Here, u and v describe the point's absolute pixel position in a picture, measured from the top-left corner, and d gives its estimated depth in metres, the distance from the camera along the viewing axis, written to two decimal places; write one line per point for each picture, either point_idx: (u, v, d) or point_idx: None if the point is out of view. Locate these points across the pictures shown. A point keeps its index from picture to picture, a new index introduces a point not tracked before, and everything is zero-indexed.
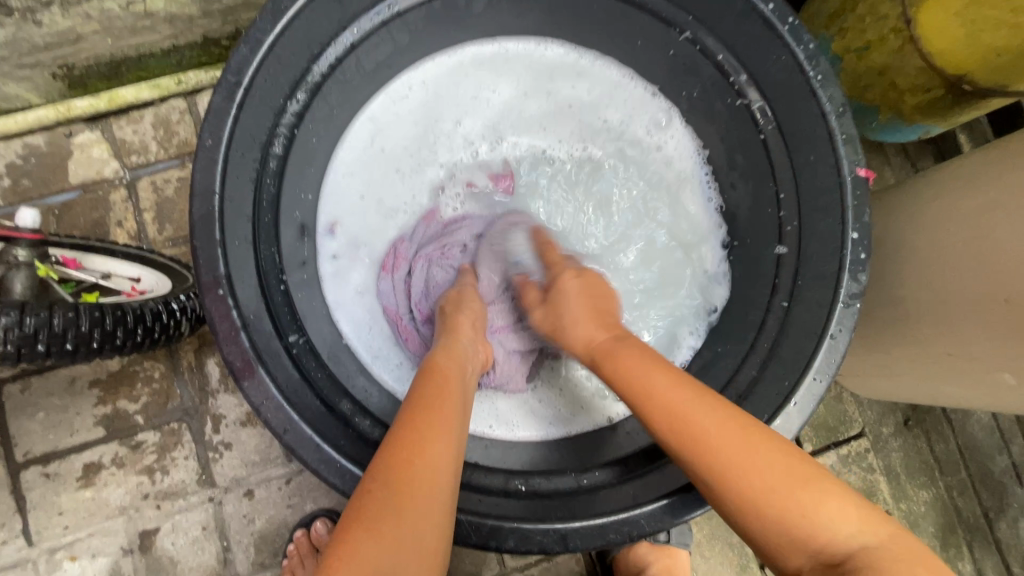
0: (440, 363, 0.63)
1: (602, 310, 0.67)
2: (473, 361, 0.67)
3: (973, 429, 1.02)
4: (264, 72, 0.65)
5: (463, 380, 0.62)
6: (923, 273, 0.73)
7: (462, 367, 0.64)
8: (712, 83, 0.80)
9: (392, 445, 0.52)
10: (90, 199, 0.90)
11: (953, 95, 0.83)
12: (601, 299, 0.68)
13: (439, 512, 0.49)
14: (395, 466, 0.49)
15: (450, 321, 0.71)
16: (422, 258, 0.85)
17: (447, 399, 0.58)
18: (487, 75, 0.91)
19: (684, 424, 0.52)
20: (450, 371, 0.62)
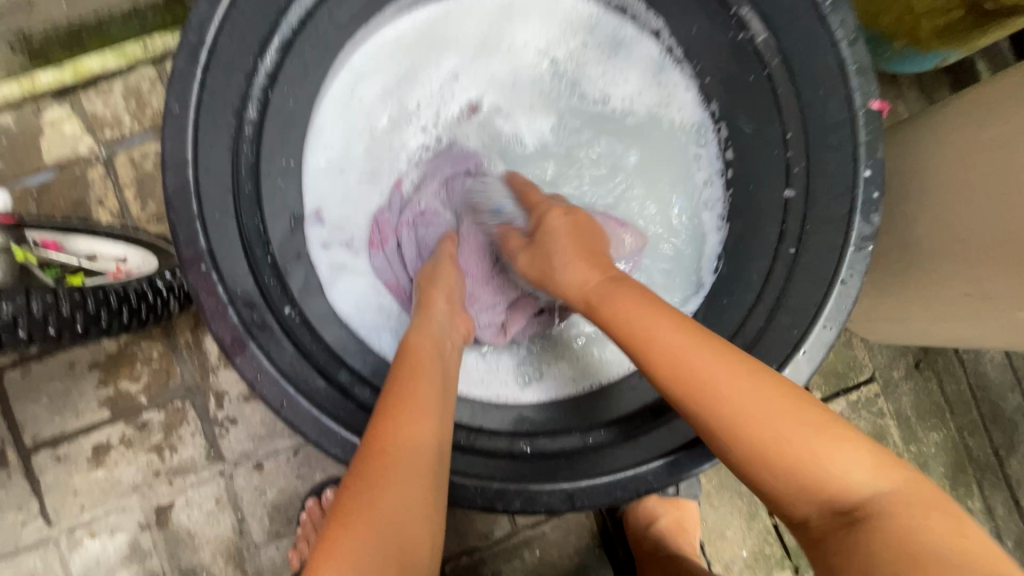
0: (416, 346, 0.60)
1: (592, 249, 0.62)
2: (449, 341, 0.64)
3: (985, 367, 1.01)
4: (227, 30, 0.61)
5: (441, 361, 0.60)
6: (938, 211, 0.69)
7: (438, 346, 0.62)
8: (712, 16, 0.74)
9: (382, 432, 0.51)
10: (68, 178, 0.86)
11: (975, 16, 0.77)
12: (590, 238, 0.65)
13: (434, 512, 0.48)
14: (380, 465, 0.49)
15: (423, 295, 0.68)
16: (407, 225, 0.82)
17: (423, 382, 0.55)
18: (467, 24, 0.85)
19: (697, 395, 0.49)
20: (427, 356, 0.59)
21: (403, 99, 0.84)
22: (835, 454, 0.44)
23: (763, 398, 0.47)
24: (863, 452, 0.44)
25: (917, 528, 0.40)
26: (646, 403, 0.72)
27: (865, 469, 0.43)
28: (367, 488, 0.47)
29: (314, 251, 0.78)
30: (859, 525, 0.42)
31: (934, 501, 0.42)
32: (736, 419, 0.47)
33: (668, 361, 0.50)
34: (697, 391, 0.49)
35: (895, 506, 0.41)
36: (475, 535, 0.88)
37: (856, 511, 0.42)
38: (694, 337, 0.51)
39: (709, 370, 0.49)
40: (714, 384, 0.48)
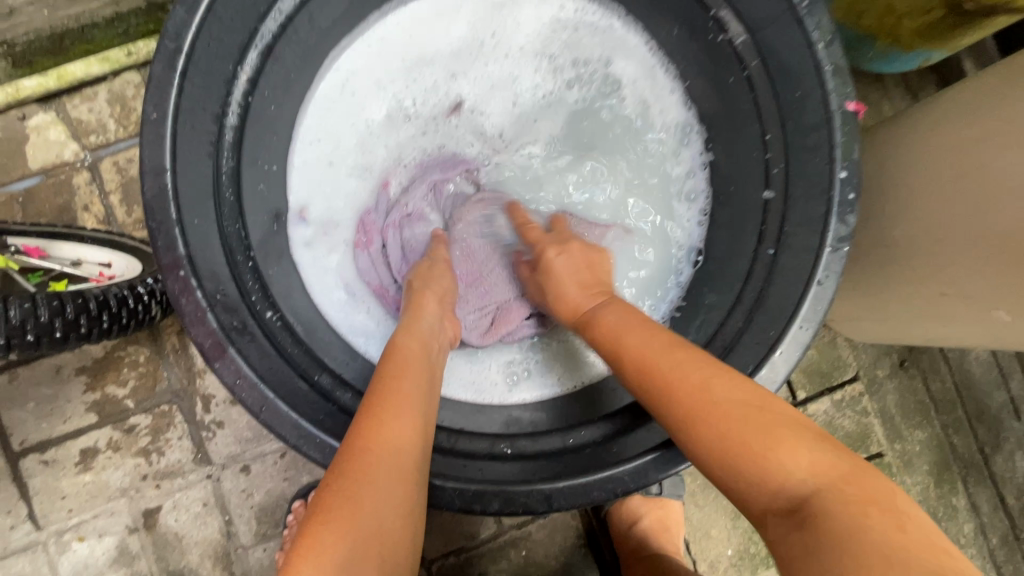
0: (402, 344, 0.61)
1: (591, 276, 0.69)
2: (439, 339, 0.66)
3: (970, 366, 1.01)
4: (204, 36, 0.61)
5: (428, 360, 0.61)
6: (916, 210, 0.69)
7: (425, 344, 0.62)
8: (692, 18, 0.75)
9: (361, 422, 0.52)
10: (53, 183, 0.87)
11: (955, 16, 0.76)
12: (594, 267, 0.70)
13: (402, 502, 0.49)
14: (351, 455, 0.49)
15: (414, 298, 0.69)
16: (392, 226, 0.83)
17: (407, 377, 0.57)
18: (451, 24, 0.85)
19: (666, 394, 0.52)
20: (411, 350, 0.61)
21: (386, 98, 0.85)
22: (788, 449, 0.45)
23: (723, 397, 0.49)
24: (821, 448, 0.45)
25: (860, 527, 0.39)
26: (628, 404, 0.72)
27: (805, 463, 0.44)
28: (338, 476, 0.48)
29: (299, 252, 0.79)
30: (806, 522, 0.41)
31: (874, 497, 0.41)
32: (694, 412, 0.50)
33: (640, 362, 0.55)
34: (667, 400, 0.52)
35: (836, 500, 0.41)
36: (461, 535, 0.89)
37: (810, 507, 0.42)
38: (665, 343, 0.56)
39: (670, 368, 0.53)
40: (686, 381, 0.52)
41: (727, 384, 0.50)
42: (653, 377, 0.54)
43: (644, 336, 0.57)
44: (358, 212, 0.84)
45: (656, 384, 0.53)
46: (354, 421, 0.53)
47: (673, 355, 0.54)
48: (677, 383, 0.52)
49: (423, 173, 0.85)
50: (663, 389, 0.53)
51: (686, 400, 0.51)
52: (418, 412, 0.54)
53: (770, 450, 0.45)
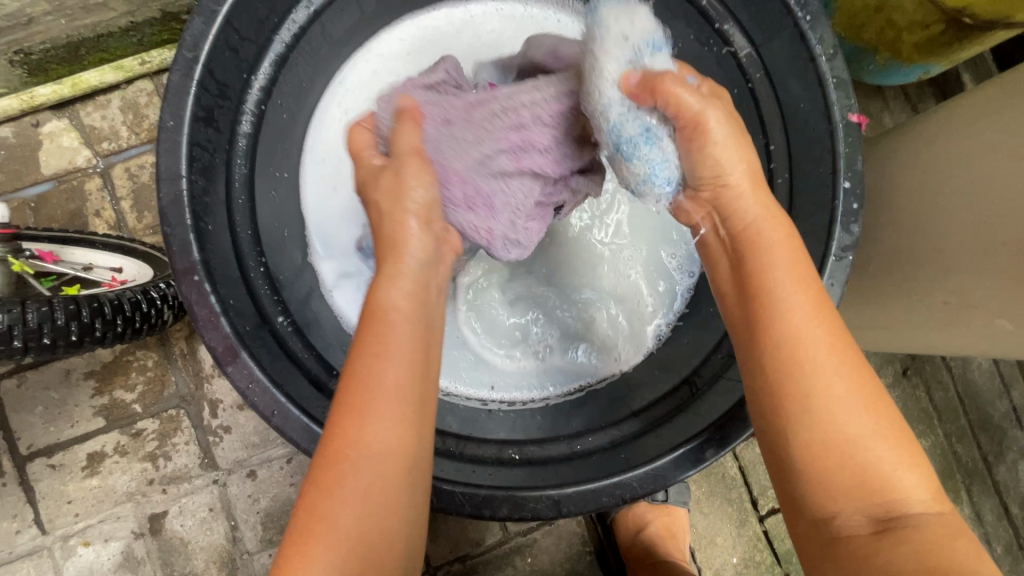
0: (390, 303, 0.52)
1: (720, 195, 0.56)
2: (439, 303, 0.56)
3: (972, 375, 1.02)
4: (221, 46, 0.62)
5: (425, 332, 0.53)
6: (916, 221, 0.71)
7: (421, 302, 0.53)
8: (698, 31, 0.76)
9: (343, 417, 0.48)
10: (66, 189, 0.88)
11: (954, 30, 0.78)
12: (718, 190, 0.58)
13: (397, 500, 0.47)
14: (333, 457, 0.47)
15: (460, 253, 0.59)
16: None
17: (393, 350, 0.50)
18: (459, 35, 0.86)
19: (797, 374, 0.46)
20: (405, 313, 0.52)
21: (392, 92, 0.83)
22: (896, 472, 0.44)
23: (847, 400, 0.45)
24: (923, 478, 0.44)
25: (959, 555, 0.40)
26: (634, 410, 0.73)
27: (922, 489, 0.43)
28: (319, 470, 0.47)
29: (318, 263, 0.81)
30: (892, 535, 0.42)
31: (969, 534, 0.42)
32: (818, 399, 0.45)
33: (786, 336, 0.48)
34: (798, 377, 0.46)
35: (940, 530, 0.41)
36: (467, 542, 0.89)
37: (895, 519, 0.42)
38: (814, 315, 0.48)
39: (805, 346, 0.47)
40: (814, 368, 0.46)
41: (852, 371, 0.46)
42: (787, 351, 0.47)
43: (791, 287, 0.49)
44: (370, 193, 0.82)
45: (784, 355, 0.47)
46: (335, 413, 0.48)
47: (819, 336, 0.47)
48: (809, 366, 0.46)
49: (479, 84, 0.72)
50: (792, 365, 0.47)
51: (810, 381, 0.46)
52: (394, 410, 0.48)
53: (865, 454, 0.44)
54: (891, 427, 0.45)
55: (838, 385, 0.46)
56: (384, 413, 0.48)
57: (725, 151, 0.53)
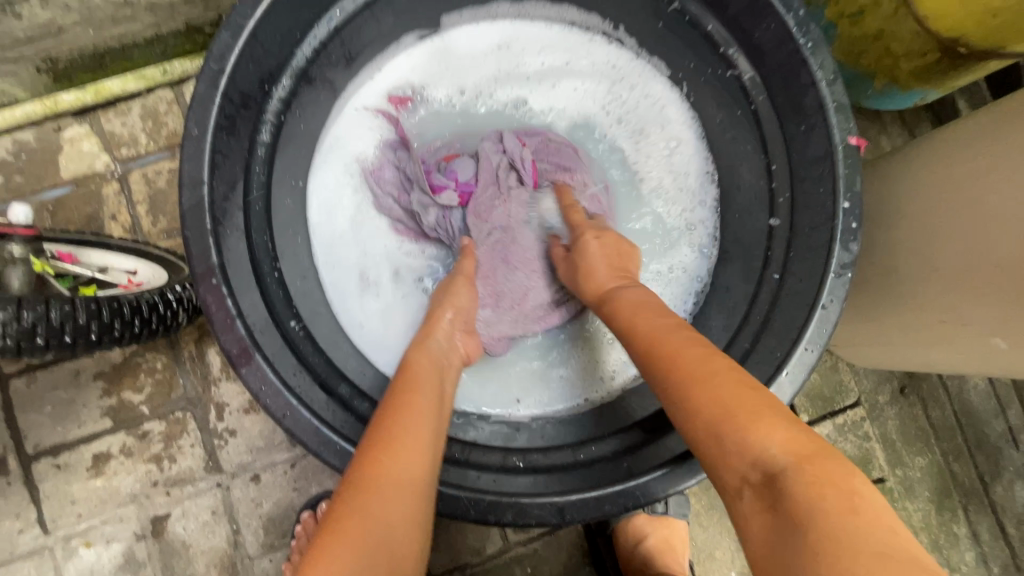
0: (414, 363, 0.64)
1: (622, 264, 0.71)
2: (448, 358, 0.68)
3: (969, 395, 1.03)
4: (245, 60, 0.64)
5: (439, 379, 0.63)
6: (914, 241, 0.73)
7: (436, 363, 0.65)
8: (703, 56, 0.79)
9: (368, 444, 0.54)
10: (84, 193, 0.90)
11: (949, 59, 0.81)
12: (622, 256, 0.72)
13: (411, 506, 0.50)
14: (363, 468, 0.51)
15: (433, 311, 0.72)
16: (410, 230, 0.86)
17: (419, 393, 0.59)
18: (473, 50, 0.88)
19: (661, 359, 0.54)
20: (422, 372, 0.63)
21: (411, 116, 0.88)
22: (758, 427, 0.46)
23: (706, 369, 0.51)
24: (790, 428, 0.45)
25: (818, 500, 0.39)
26: (638, 420, 0.74)
27: (781, 437, 0.44)
28: (351, 490, 0.50)
29: (321, 273, 0.81)
30: (773, 496, 0.42)
31: (834, 473, 0.41)
32: (671, 366, 0.53)
33: (648, 338, 0.57)
34: (654, 360, 0.55)
35: (798, 473, 0.42)
36: (467, 551, 0.89)
37: (776, 478, 0.42)
38: (670, 323, 0.58)
39: (666, 338, 0.55)
40: (668, 348, 0.55)
41: (715, 364, 0.52)
42: (657, 344, 0.56)
43: (645, 315, 0.60)
44: (377, 211, 0.85)
45: (650, 347, 0.56)
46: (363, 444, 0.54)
47: (678, 331, 0.56)
48: (666, 345, 0.55)
49: (510, 152, 0.83)
50: (653, 350, 0.55)
51: (665, 355, 0.54)
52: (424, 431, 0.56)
53: (746, 427, 0.46)
54: (774, 406, 0.47)
55: (689, 356, 0.53)
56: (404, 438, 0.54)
57: (599, 254, 0.71)
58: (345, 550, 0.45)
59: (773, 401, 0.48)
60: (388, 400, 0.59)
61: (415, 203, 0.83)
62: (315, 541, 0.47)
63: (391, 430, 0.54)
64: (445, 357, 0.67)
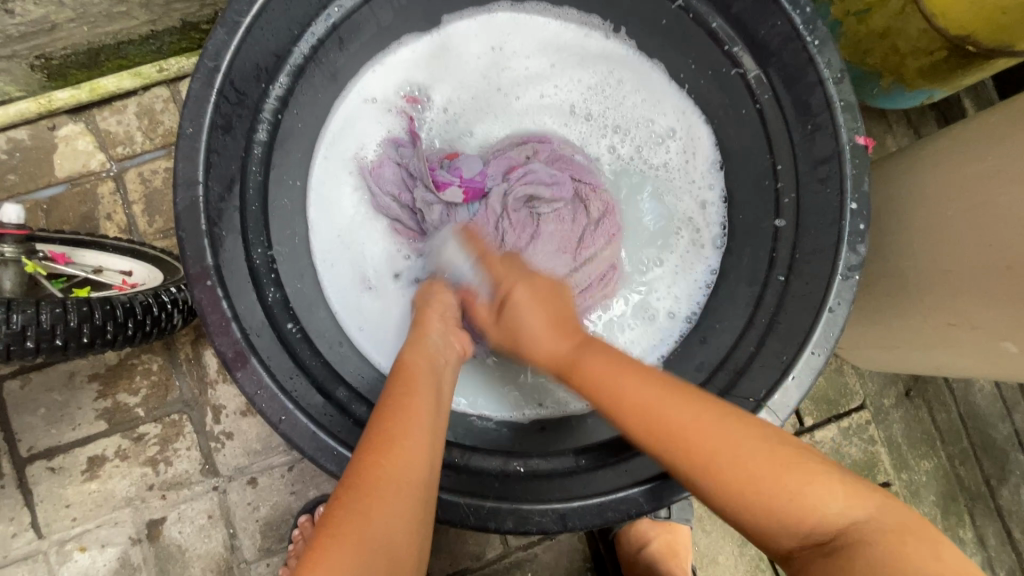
0: (411, 360, 0.61)
1: (560, 317, 0.64)
2: (446, 354, 0.65)
3: (975, 397, 1.02)
4: (241, 57, 0.63)
5: (435, 375, 0.61)
6: (922, 242, 0.72)
7: (433, 360, 0.62)
8: (706, 54, 0.78)
9: (366, 448, 0.51)
10: (78, 192, 0.88)
11: (957, 58, 0.80)
12: (555, 306, 0.65)
13: (413, 513, 0.49)
14: (362, 475, 0.49)
15: (421, 315, 0.68)
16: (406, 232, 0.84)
17: (416, 393, 0.56)
18: (475, 49, 0.88)
19: (686, 458, 0.49)
20: (420, 369, 0.60)
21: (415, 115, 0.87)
22: (804, 489, 0.46)
23: (743, 452, 0.48)
24: (838, 484, 0.47)
25: (905, 561, 0.43)
26: None
27: (838, 499, 0.46)
28: (349, 496, 0.48)
29: (319, 267, 0.81)
30: (834, 555, 0.45)
31: (908, 525, 0.45)
32: (713, 463, 0.48)
33: (648, 416, 0.52)
34: (688, 459, 0.49)
35: (870, 532, 0.45)
36: (467, 555, 0.88)
37: (839, 543, 0.45)
38: (693, 405, 0.51)
39: (682, 422, 0.50)
40: (691, 431, 0.50)
41: (723, 414, 0.51)
42: (637, 416, 0.52)
43: (642, 386, 0.53)
44: (375, 210, 0.85)
45: (652, 433, 0.51)
46: (360, 447, 0.52)
47: (681, 406, 0.51)
48: (696, 441, 0.49)
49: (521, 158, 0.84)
50: (680, 449, 0.50)
51: (713, 463, 0.49)
52: (423, 435, 0.53)
53: (795, 497, 0.46)
54: (792, 453, 0.49)
55: (689, 420, 0.50)
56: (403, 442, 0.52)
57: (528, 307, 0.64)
58: (342, 562, 0.45)
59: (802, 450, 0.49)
60: (387, 398, 0.56)
61: (418, 202, 0.81)
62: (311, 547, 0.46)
63: (390, 432, 0.52)
64: (443, 354, 0.64)
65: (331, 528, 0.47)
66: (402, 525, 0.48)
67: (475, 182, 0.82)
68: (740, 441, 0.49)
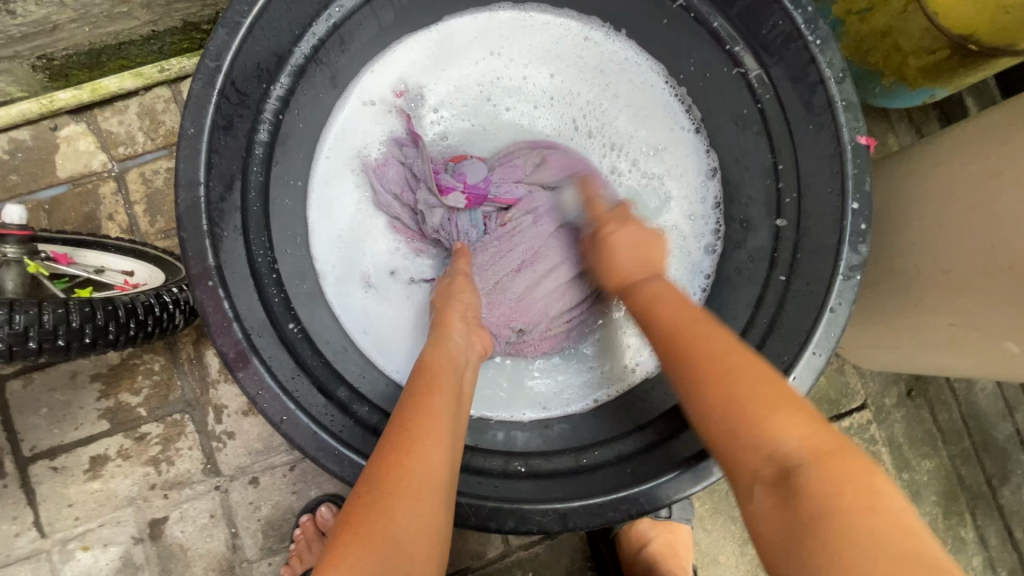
0: (430, 361, 0.62)
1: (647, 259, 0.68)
2: (465, 354, 0.66)
3: (977, 397, 1.02)
4: (242, 57, 0.63)
5: (455, 376, 0.62)
6: (924, 243, 0.71)
7: (453, 361, 0.63)
8: (707, 53, 0.77)
9: (387, 446, 0.52)
10: (80, 193, 0.89)
11: (959, 56, 0.80)
12: (647, 250, 0.68)
13: (436, 508, 0.50)
14: (383, 470, 0.50)
15: (440, 312, 0.70)
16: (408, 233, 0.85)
17: (436, 393, 0.58)
18: (478, 49, 0.88)
19: (693, 378, 0.52)
20: (439, 370, 0.61)
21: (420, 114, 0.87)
22: (769, 416, 0.47)
23: (742, 374, 0.50)
24: (803, 419, 0.46)
25: (837, 503, 0.40)
26: (641, 424, 0.73)
27: (797, 431, 0.45)
28: (371, 492, 0.49)
29: (320, 267, 0.81)
30: (788, 492, 0.43)
31: (861, 479, 0.41)
32: (714, 378, 0.51)
33: (671, 331, 0.57)
34: (689, 372, 0.53)
35: (812, 468, 0.42)
36: (468, 555, 0.88)
37: (788, 471, 0.43)
38: (719, 334, 0.55)
39: (710, 344, 0.54)
40: (718, 356, 0.52)
41: (775, 398, 0.48)
42: (682, 342, 0.55)
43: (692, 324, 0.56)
44: (377, 208, 0.85)
45: (689, 354, 0.54)
46: (381, 444, 0.53)
47: (745, 359, 0.52)
48: (714, 354, 0.53)
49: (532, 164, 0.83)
50: (689, 359, 0.53)
51: (711, 376, 0.51)
52: (444, 433, 0.54)
53: (762, 423, 0.47)
54: (780, 392, 0.48)
55: (723, 347, 0.53)
56: (423, 437, 0.53)
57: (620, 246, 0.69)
58: (365, 555, 0.45)
59: (796, 399, 0.48)
60: (408, 397, 0.57)
61: (419, 203, 0.82)
62: (334, 544, 0.46)
63: (410, 430, 0.53)
64: (461, 356, 0.65)
65: (356, 523, 0.47)
66: (421, 524, 0.48)
67: (478, 188, 0.81)
68: (738, 372, 0.50)
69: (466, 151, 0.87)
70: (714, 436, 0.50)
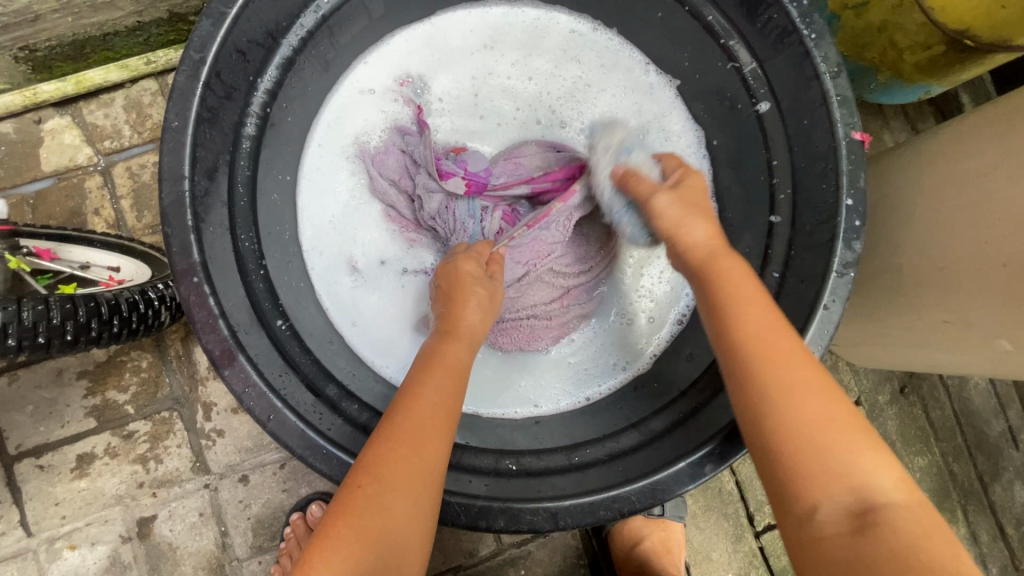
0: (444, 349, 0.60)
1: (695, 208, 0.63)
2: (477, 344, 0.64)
3: (969, 394, 1.02)
4: (227, 49, 0.62)
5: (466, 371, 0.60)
6: (918, 239, 0.71)
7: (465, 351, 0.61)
8: (702, 47, 0.76)
9: (389, 433, 0.51)
10: (65, 187, 0.87)
11: (955, 52, 0.79)
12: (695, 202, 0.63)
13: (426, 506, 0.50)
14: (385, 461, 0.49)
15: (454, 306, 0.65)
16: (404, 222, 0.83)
17: (451, 388, 0.56)
18: (472, 39, 0.86)
19: (767, 384, 0.49)
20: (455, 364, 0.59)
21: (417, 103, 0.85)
22: (858, 459, 0.46)
23: (817, 404, 0.48)
24: (890, 464, 0.46)
25: (926, 551, 0.41)
26: (633, 421, 0.72)
27: (885, 477, 0.45)
28: (371, 481, 0.48)
29: (309, 262, 0.80)
30: (864, 531, 0.43)
31: (935, 523, 0.43)
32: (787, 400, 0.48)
33: (754, 344, 0.51)
34: (768, 385, 0.49)
35: (900, 517, 0.43)
36: (460, 553, 0.88)
37: (868, 515, 0.44)
38: (793, 351, 0.51)
39: (788, 368, 0.50)
40: (786, 375, 0.49)
41: (841, 414, 0.48)
42: (766, 359, 0.50)
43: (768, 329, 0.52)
44: (372, 195, 0.84)
45: (764, 372, 0.50)
46: (383, 430, 0.52)
47: (813, 378, 0.50)
48: (794, 383, 0.49)
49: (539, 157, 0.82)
50: (772, 387, 0.49)
51: (800, 412, 0.48)
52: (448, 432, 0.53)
53: (845, 465, 0.46)
54: (865, 434, 0.47)
55: (800, 374, 0.50)
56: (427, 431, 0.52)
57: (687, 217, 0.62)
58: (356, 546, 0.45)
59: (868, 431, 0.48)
60: (417, 384, 0.55)
61: (417, 189, 0.80)
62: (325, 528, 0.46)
63: (416, 422, 0.52)
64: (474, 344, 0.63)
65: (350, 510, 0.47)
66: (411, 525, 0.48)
67: (479, 176, 0.79)
68: (815, 400, 0.48)
69: (464, 143, 0.86)
70: (788, 465, 0.47)
